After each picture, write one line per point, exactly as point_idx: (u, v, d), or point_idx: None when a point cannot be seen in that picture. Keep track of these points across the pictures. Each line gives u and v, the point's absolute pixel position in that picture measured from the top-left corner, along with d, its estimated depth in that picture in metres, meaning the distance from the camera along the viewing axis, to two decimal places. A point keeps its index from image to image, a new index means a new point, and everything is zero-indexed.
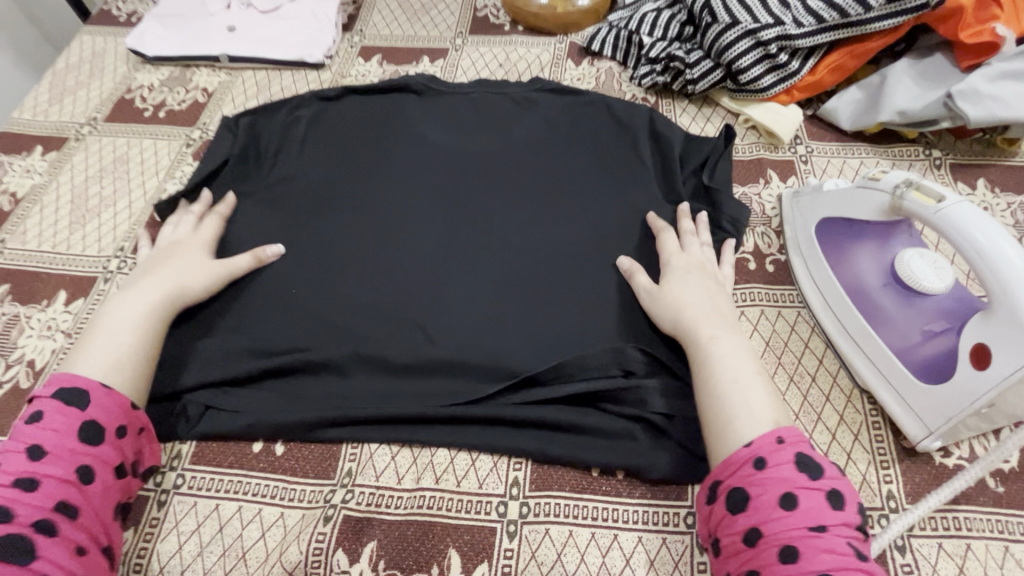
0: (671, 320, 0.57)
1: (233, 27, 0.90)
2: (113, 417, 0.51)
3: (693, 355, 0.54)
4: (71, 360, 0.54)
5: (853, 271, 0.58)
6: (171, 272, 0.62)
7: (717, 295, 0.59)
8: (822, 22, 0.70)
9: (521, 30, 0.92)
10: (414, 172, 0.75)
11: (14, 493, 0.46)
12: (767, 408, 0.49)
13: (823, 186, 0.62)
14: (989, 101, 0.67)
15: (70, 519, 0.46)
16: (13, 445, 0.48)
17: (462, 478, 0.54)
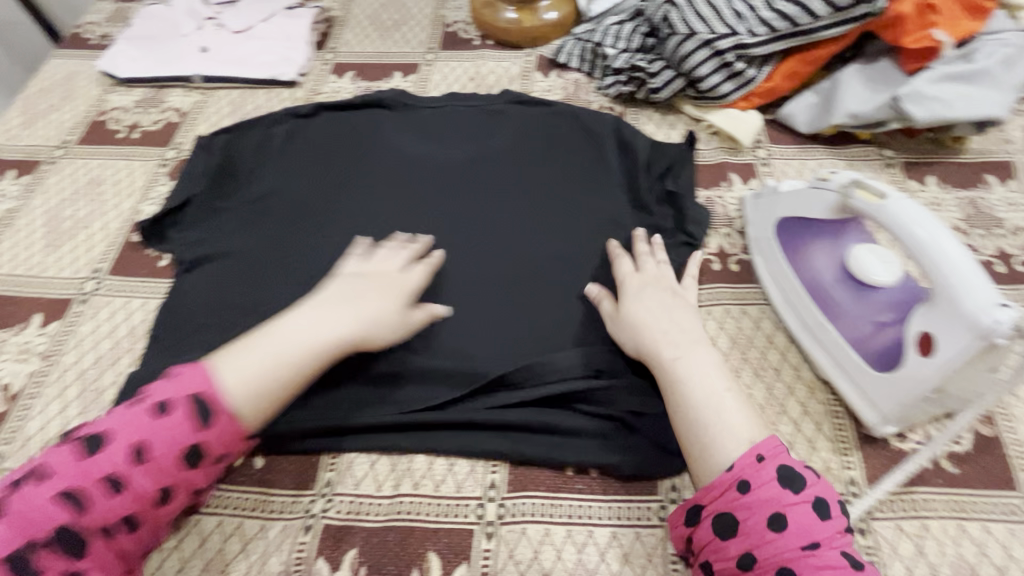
0: (633, 345, 0.57)
1: (206, 48, 0.91)
2: (219, 447, 0.48)
3: (662, 379, 0.54)
4: (223, 356, 0.51)
5: (810, 269, 0.61)
6: (361, 312, 0.56)
7: (679, 310, 0.59)
8: (775, 32, 0.74)
9: (491, 45, 0.95)
10: (389, 184, 0.76)
11: (100, 486, 0.45)
12: (743, 425, 0.50)
13: (778, 188, 0.65)
14: (933, 102, 0.70)
15: (130, 529, 0.46)
16: (126, 428, 0.46)
17: (440, 483, 0.55)
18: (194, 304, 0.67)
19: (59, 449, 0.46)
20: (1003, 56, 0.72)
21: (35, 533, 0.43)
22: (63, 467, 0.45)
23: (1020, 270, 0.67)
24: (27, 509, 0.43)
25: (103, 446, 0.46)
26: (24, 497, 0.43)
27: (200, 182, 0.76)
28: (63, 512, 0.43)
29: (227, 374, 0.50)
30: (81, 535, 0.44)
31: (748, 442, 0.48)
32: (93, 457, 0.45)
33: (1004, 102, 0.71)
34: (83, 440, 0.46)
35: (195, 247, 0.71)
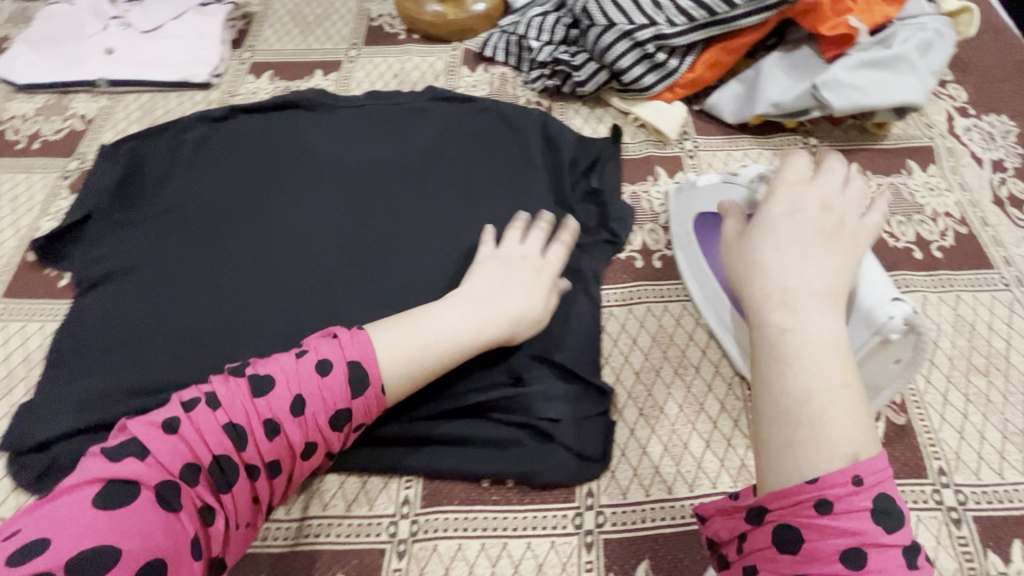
0: (742, 282, 0.45)
1: (111, 49, 0.87)
2: (363, 417, 0.51)
3: (758, 346, 0.42)
4: (382, 329, 0.53)
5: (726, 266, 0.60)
6: (504, 306, 0.56)
7: (817, 260, 0.43)
8: (693, 21, 0.73)
9: (417, 39, 0.91)
10: (306, 189, 0.73)
11: (259, 427, 0.47)
12: (847, 435, 0.37)
13: (696, 183, 0.64)
14: (850, 89, 0.70)
15: (268, 476, 0.48)
16: (290, 374, 0.49)
17: (351, 502, 0.54)
18: (93, 323, 0.63)
19: (233, 380, 0.48)
20: (920, 40, 0.72)
21: (198, 458, 0.45)
22: (234, 399, 0.47)
23: (937, 256, 0.68)
24: (196, 430, 0.45)
25: (271, 388, 0.48)
26: (197, 420, 0.46)
27: (101, 194, 0.72)
28: (227, 443, 0.46)
29: (383, 350, 0.52)
30: (233, 469, 0.46)
31: (847, 455, 0.36)
32: (261, 395, 0.48)
33: (921, 87, 0.71)
34: (253, 378, 0.48)
35: (100, 263, 0.68)
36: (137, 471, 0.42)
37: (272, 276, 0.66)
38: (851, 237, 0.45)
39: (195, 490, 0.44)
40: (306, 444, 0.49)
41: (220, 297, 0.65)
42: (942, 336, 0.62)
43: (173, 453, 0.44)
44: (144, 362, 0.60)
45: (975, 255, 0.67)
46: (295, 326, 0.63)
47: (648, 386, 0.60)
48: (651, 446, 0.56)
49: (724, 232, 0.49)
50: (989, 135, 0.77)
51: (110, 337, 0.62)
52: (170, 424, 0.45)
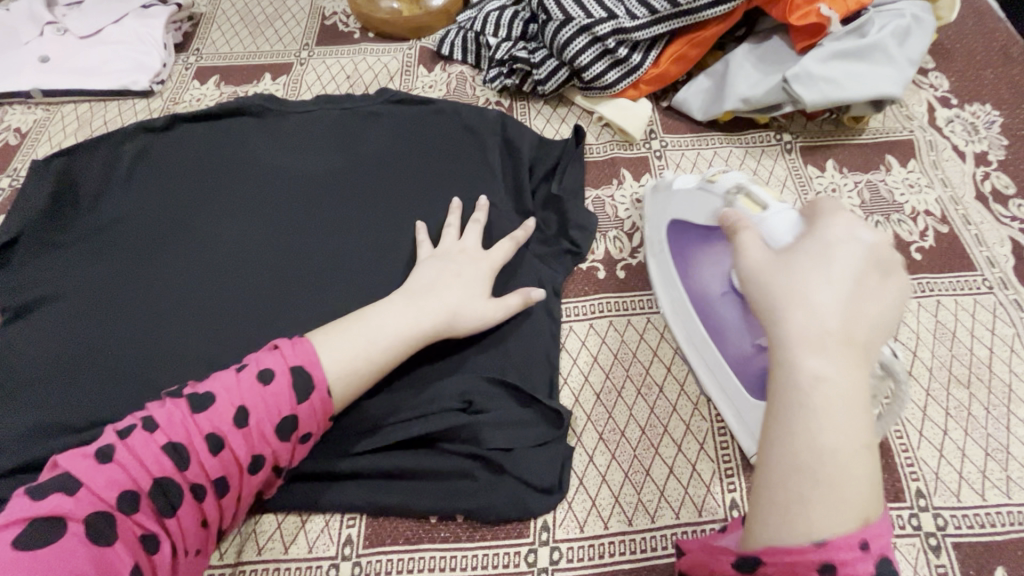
0: (774, 308, 0.36)
1: (47, 57, 0.82)
2: (313, 424, 0.47)
3: (784, 384, 0.35)
4: (324, 335, 0.50)
5: (699, 281, 0.57)
6: (447, 298, 0.54)
7: (866, 299, 0.36)
8: (655, 14, 0.68)
9: (372, 38, 0.87)
10: (251, 204, 0.69)
11: (200, 445, 0.43)
12: (859, 502, 0.33)
13: (673, 186, 0.59)
14: (822, 82, 0.66)
15: (214, 497, 0.43)
16: (231, 387, 0.45)
17: (290, 543, 0.51)
18: (23, 356, 0.60)
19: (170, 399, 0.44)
20: (896, 28, 0.68)
21: (134, 485, 0.41)
22: (171, 419, 0.43)
23: (916, 258, 0.64)
24: (131, 456, 0.41)
25: (211, 403, 0.44)
26: (133, 445, 0.42)
27: (31, 214, 0.68)
28: (168, 465, 0.42)
29: (326, 352, 0.48)
30: (174, 493, 0.42)
31: (858, 518, 0.33)
32: (201, 411, 0.44)
33: (899, 79, 0.67)
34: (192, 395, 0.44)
35: (24, 291, 0.64)
36: (64, 508, 0.38)
37: (213, 300, 0.63)
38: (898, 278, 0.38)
39: (134, 519, 0.40)
40: (254, 458, 0.45)
41: (156, 323, 0.62)
42: (921, 346, 0.58)
43: (106, 483, 0.40)
44: (76, 396, 0.58)
45: (957, 256, 0.64)
46: (236, 354, 0.60)
47: (608, 408, 0.56)
48: (611, 473, 0.53)
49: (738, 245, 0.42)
50: (973, 127, 0.73)
51: (40, 371, 0.59)
52: (102, 453, 0.41)
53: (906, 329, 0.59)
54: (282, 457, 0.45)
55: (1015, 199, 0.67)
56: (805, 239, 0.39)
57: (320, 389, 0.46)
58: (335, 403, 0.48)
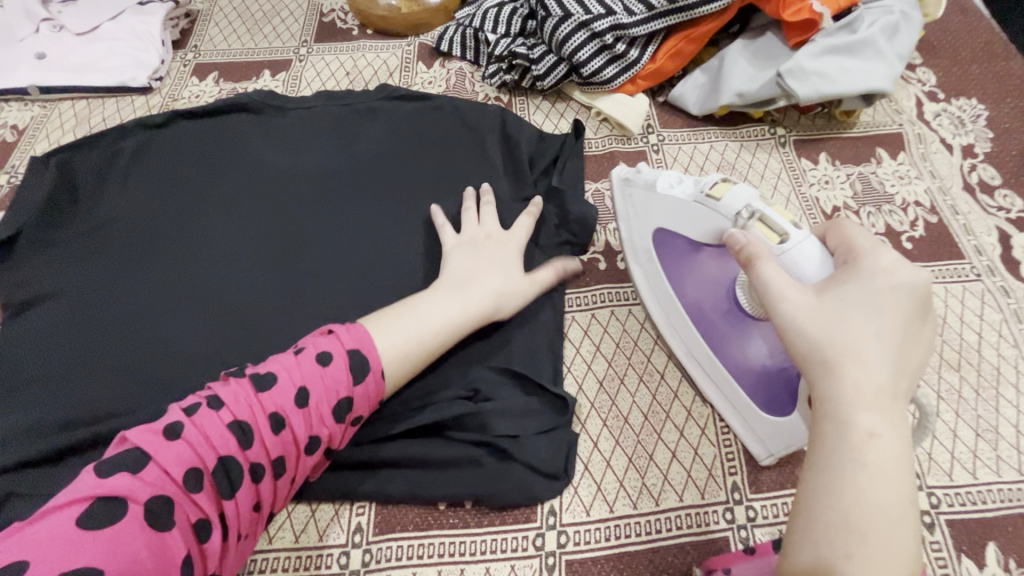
0: (825, 360, 0.38)
1: (42, 54, 0.82)
2: (364, 406, 0.48)
3: (834, 434, 0.36)
4: (381, 320, 0.52)
5: (691, 293, 0.55)
6: (490, 281, 0.57)
7: (907, 357, 0.38)
8: (651, 10, 0.70)
9: (370, 34, 0.87)
10: (254, 199, 0.70)
11: (263, 424, 0.43)
12: (903, 560, 0.34)
13: (656, 186, 0.53)
14: (815, 77, 0.68)
15: (272, 478, 0.44)
16: (292, 367, 0.46)
17: (301, 533, 0.51)
18: (26, 352, 0.60)
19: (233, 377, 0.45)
20: (886, 24, 0.70)
21: (200, 463, 0.41)
22: (236, 397, 0.44)
23: (907, 247, 0.66)
24: (198, 434, 0.42)
25: (274, 383, 0.45)
26: (198, 423, 0.42)
27: (31, 210, 0.68)
28: (232, 444, 0.42)
29: (381, 338, 0.50)
30: (236, 473, 0.42)
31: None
32: (264, 391, 0.44)
33: (888, 74, 0.69)
34: (257, 375, 0.45)
35: (25, 287, 0.64)
36: (131, 487, 0.38)
37: (219, 295, 0.63)
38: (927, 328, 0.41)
39: (195, 500, 0.40)
40: (310, 439, 0.46)
41: (162, 318, 0.62)
42: None
43: (173, 460, 0.40)
44: (82, 391, 0.58)
45: (946, 245, 0.66)
46: (243, 348, 0.60)
47: (611, 395, 0.57)
48: (615, 459, 0.54)
49: (768, 281, 0.42)
50: (959, 120, 0.76)
51: (44, 366, 0.59)
52: (170, 430, 0.41)
53: None
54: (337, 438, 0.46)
55: (1000, 189, 0.70)
56: (848, 285, 0.40)
57: (375, 366, 0.48)
58: (387, 386, 0.50)
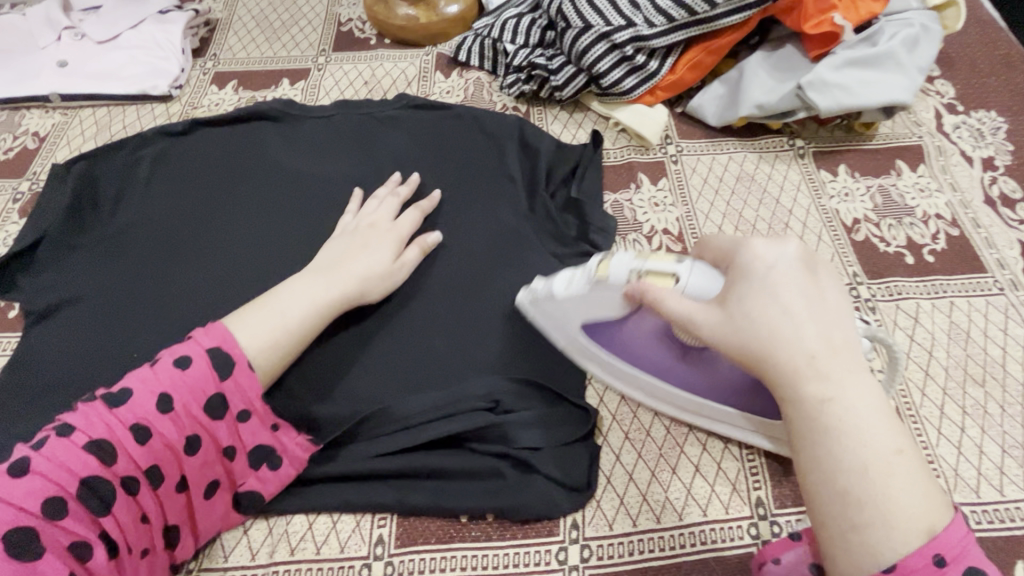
0: (758, 358, 0.39)
1: (64, 61, 0.82)
2: (240, 401, 0.48)
3: (797, 419, 0.38)
4: (236, 318, 0.51)
5: (652, 363, 0.52)
6: (357, 268, 0.58)
7: (825, 313, 0.40)
8: (672, 21, 0.70)
9: (388, 44, 0.88)
10: (273, 207, 0.70)
11: (125, 437, 0.43)
12: (916, 505, 0.35)
13: (552, 292, 0.52)
14: (836, 89, 0.68)
15: (150, 488, 0.45)
16: (149, 378, 0.45)
17: (322, 544, 0.51)
18: (46, 358, 0.60)
19: (84, 402, 0.44)
20: (906, 36, 0.70)
21: (59, 489, 0.40)
22: (88, 419, 0.43)
23: (929, 260, 0.65)
24: (50, 463, 0.41)
25: (129, 398, 0.44)
26: (53, 452, 0.41)
27: (53, 218, 0.68)
28: (93, 464, 0.42)
29: (246, 334, 0.50)
30: (105, 490, 0.42)
31: (923, 530, 0.34)
32: (119, 407, 0.44)
33: (910, 86, 0.68)
34: (109, 394, 0.45)
35: (45, 294, 0.64)
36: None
37: (238, 302, 0.64)
38: (828, 274, 0.42)
39: (62, 525, 0.40)
40: (188, 441, 0.46)
41: (181, 326, 0.62)
42: (936, 346, 0.60)
43: (26, 494, 0.40)
44: None
45: (967, 258, 0.65)
46: None
47: (632, 408, 0.57)
48: (638, 471, 0.54)
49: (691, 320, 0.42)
50: (979, 132, 0.75)
51: (65, 373, 0.59)
52: (16, 466, 0.40)
53: (921, 330, 0.61)
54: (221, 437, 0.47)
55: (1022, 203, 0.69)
56: (738, 284, 0.42)
57: (243, 356, 0.48)
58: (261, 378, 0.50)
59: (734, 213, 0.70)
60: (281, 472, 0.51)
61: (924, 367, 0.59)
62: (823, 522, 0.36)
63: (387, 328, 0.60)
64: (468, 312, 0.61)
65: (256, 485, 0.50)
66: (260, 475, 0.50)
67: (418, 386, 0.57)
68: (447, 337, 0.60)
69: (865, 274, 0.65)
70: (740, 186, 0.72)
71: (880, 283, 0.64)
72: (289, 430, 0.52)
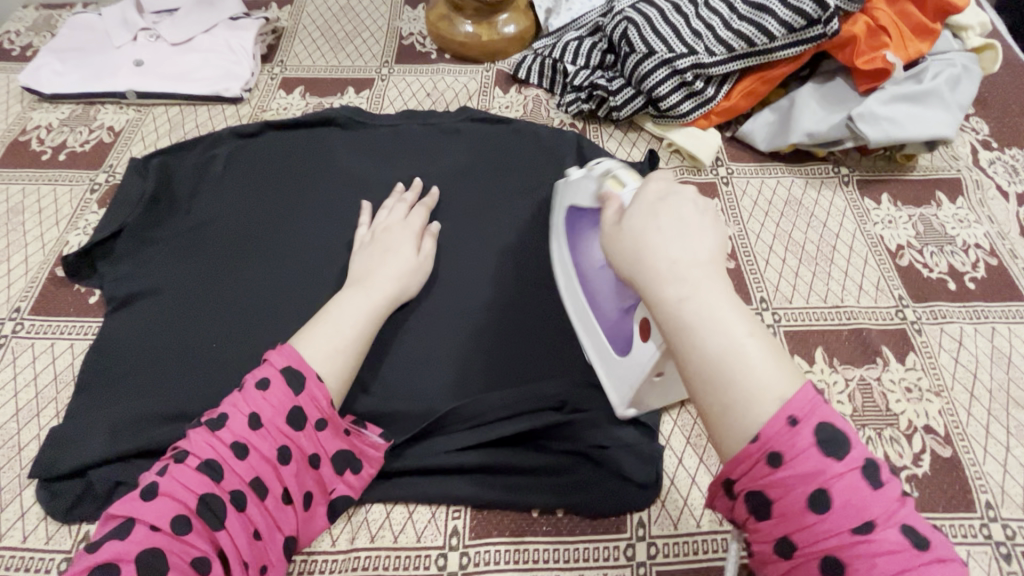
0: (630, 270, 0.43)
1: (141, 61, 0.85)
2: (319, 410, 0.50)
3: (664, 321, 0.40)
4: (301, 338, 0.54)
5: (584, 259, 0.60)
6: None
7: (687, 225, 0.42)
8: (732, 51, 0.74)
9: (448, 58, 0.92)
10: (343, 208, 0.73)
11: (227, 454, 0.46)
12: (769, 381, 0.36)
13: (572, 176, 0.64)
14: (885, 122, 0.71)
15: (257, 501, 0.46)
16: (238, 401, 0.48)
17: (399, 533, 0.53)
18: (126, 345, 0.62)
19: (191, 430, 0.47)
20: (949, 76, 0.74)
21: (182, 507, 0.44)
22: (196, 443, 0.46)
23: (970, 287, 0.69)
24: (172, 484, 0.44)
25: (224, 420, 0.47)
26: (172, 475, 0.45)
27: (132, 209, 0.71)
28: (205, 481, 0.45)
29: (311, 351, 0.53)
30: (218, 505, 0.44)
31: (778, 401, 0.36)
32: (220, 429, 0.47)
33: (953, 122, 0.72)
34: (208, 419, 0.48)
35: (125, 283, 0.66)
36: (119, 550, 0.42)
37: (310, 298, 0.66)
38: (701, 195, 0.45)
39: (187, 540, 0.43)
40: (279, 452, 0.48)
41: (258, 319, 0.64)
42: (980, 369, 0.63)
43: (155, 514, 0.43)
44: (182, 386, 0.59)
45: (1006, 286, 0.69)
46: None
47: (692, 414, 0.60)
48: (700, 476, 0.56)
49: (604, 221, 0.47)
50: (1014, 168, 0.79)
51: (145, 359, 0.61)
52: (146, 490, 0.44)
53: (965, 353, 0.64)
54: (305, 446, 0.49)
55: None
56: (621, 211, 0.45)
57: (310, 368, 0.51)
58: (331, 389, 0.52)
59: (784, 235, 0.73)
60: (365, 474, 0.53)
61: (970, 389, 0.61)
62: (701, 410, 0.39)
63: (456, 331, 0.63)
64: (534, 318, 0.64)
65: (348, 489, 0.53)
66: (349, 480, 0.53)
67: (489, 386, 0.60)
68: (515, 340, 0.63)
69: (910, 297, 0.68)
70: (789, 209, 0.75)
71: (924, 306, 0.67)
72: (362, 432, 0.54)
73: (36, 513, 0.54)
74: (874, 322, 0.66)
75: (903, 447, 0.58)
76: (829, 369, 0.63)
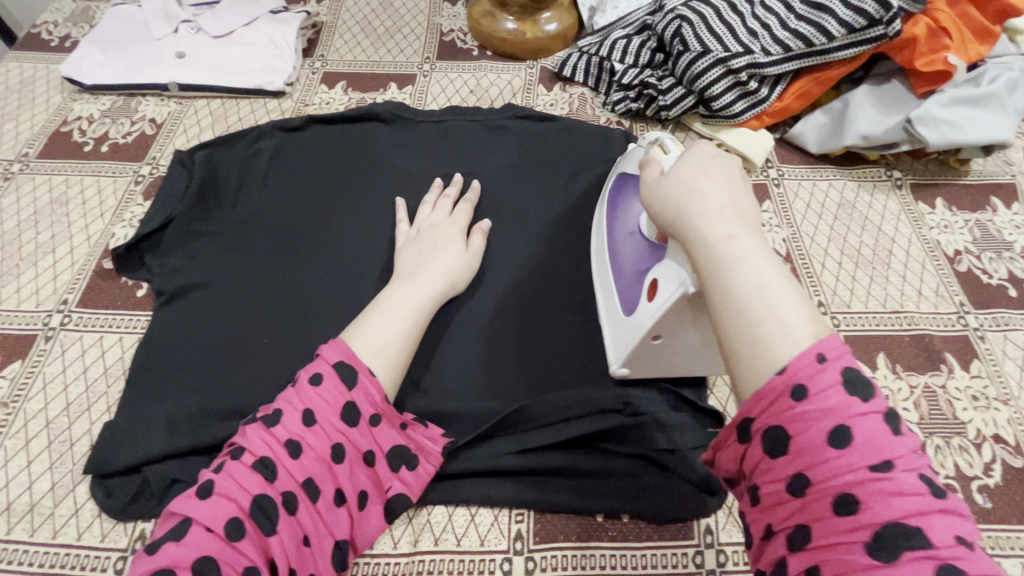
0: (676, 212, 0.42)
1: (183, 53, 0.84)
2: (372, 405, 0.49)
3: (702, 257, 0.39)
4: (351, 332, 0.52)
5: (620, 224, 0.61)
6: None
7: (736, 183, 0.43)
8: (789, 51, 0.73)
9: (490, 55, 0.91)
10: (390, 203, 0.72)
11: (282, 453, 0.44)
12: (802, 319, 0.35)
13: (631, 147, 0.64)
14: (944, 125, 0.70)
15: (310, 503, 0.45)
16: (293, 398, 0.47)
17: (462, 536, 0.52)
18: (175, 339, 0.61)
19: (246, 426, 0.46)
20: (1008, 79, 0.73)
21: (237, 509, 0.42)
22: (251, 439, 0.45)
23: None
24: (227, 484, 0.42)
25: (280, 415, 0.46)
26: (226, 473, 0.43)
27: (180, 203, 0.70)
28: (259, 481, 0.43)
29: (365, 352, 0.51)
30: (271, 508, 0.43)
31: (807, 338, 0.34)
32: (275, 425, 0.45)
33: (1012, 126, 0.71)
34: (263, 415, 0.46)
35: (175, 276, 0.65)
36: (176, 555, 0.39)
37: (359, 292, 0.65)
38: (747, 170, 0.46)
39: (239, 547, 0.41)
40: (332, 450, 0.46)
41: (308, 314, 0.63)
42: None
43: (212, 516, 0.41)
44: (235, 381, 0.58)
45: None
46: None
47: None
48: None
49: (643, 181, 0.48)
50: None
51: (196, 353, 0.60)
52: (201, 490, 0.42)
53: None
54: (360, 443, 0.47)
55: None
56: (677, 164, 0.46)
57: (360, 361, 0.49)
58: (383, 384, 0.51)
59: (838, 238, 0.72)
60: (419, 472, 0.52)
61: None
62: (729, 348, 0.36)
63: (512, 329, 0.62)
64: (590, 318, 0.63)
65: (403, 487, 0.51)
66: (403, 477, 0.51)
67: (547, 386, 0.59)
68: (570, 340, 0.61)
69: (971, 303, 0.67)
70: (842, 213, 0.74)
71: (987, 313, 0.66)
72: (416, 426, 0.53)
73: (91, 509, 0.53)
74: (935, 329, 0.65)
75: (973, 456, 0.56)
76: (892, 375, 0.61)
